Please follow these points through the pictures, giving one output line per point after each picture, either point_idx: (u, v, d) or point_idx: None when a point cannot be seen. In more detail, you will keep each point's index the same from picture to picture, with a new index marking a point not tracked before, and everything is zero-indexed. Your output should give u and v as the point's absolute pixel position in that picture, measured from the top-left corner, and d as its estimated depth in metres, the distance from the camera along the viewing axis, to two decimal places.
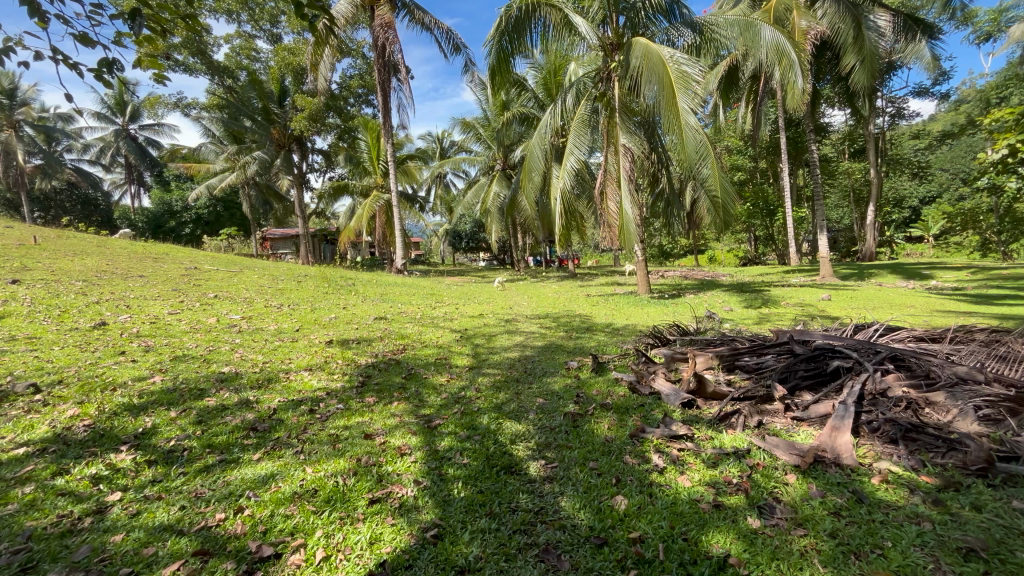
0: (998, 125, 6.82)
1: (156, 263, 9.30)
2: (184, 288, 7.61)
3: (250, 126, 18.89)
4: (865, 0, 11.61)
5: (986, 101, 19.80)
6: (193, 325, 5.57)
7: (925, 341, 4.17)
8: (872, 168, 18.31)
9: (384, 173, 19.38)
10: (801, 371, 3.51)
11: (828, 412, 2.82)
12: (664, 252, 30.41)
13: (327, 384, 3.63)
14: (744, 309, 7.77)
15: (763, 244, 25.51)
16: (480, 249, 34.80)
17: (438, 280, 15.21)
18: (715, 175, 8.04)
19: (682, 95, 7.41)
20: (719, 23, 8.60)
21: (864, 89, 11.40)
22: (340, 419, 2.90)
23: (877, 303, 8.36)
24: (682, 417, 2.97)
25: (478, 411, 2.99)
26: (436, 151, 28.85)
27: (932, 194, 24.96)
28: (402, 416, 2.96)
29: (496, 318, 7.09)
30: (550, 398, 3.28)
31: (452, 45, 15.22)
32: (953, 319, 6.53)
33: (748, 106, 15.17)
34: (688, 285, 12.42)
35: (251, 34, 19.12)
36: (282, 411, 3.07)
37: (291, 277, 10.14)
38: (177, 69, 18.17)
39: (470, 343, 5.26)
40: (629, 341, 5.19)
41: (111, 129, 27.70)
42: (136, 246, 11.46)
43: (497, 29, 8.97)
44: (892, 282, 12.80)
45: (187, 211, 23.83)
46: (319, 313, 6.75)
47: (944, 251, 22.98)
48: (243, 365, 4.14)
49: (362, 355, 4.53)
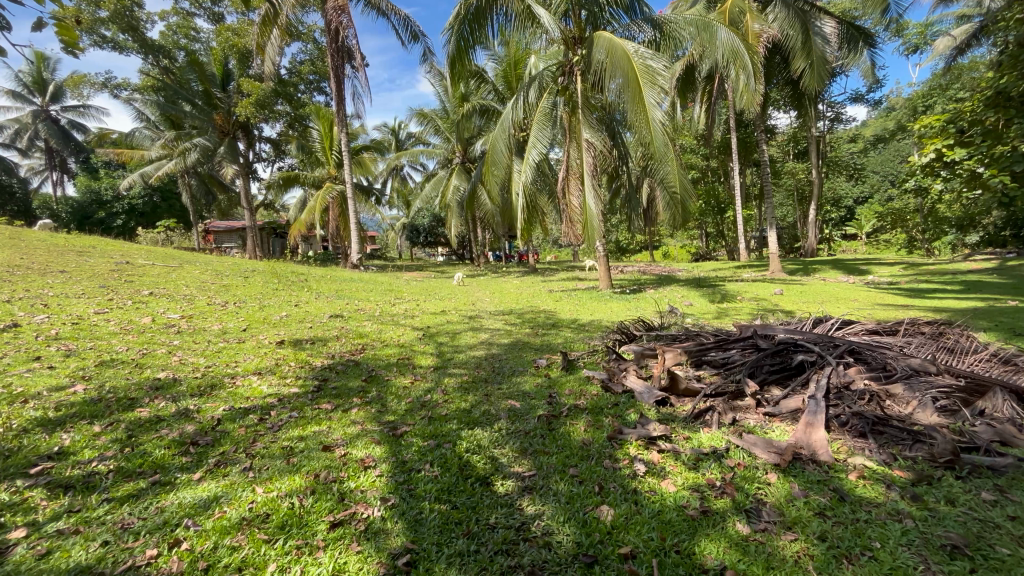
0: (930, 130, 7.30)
1: (82, 257, 8.47)
2: (114, 284, 6.94)
3: (190, 111, 17.63)
4: (813, 8, 12.12)
5: (913, 109, 21.33)
6: (125, 325, 5.05)
7: (878, 334, 4.34)
8: (814, 170, 19.34)
9: (338, 163, 18.59)
10: (767, 366, 3.55)
11: (798, 406, 2.84)
12: (622, 247, 31.08)
13: (279, 389, 3.33)
14: (704, 303, 7.94)
15: (715, 241, 26.49)
16: (439, 243, 34.24)
17: (396, 275, 14.77)
18: (675, 173, 8.14)
19: (645, 90, 7.43)
20: (679, 22, 8.70)
21: (812, 92, 11.90)
22: (293, 429, 2.64)
23: (824, 297, 8.77)
24: (657, 416, 2.90)
25: (448, 416, 2.82)
26: (393, 143, 28.06)
27: (865, 195, 27.45)
28: (365, 423, 2.73)
29: (458, 315, 6.89)
30: (521, 400, 3.14)
31: (409, 33, 14.74)
32: (894, 312, 6.91)
33: (702, 106, 15.56)
34: (647, 280, 12.65)
35: (190, 11, 17.79)
36: (229, 422, 2.77)
37: (238, 272, 9.50)
38: (104, 46, 16.72)
39: (434, 342, 5.04)
40: (596, 337, 5.14)
41: (29, 110, 25.26)
42: (57, 238, 10.38)
43: (458, 17, 8.69)
44: (835, 277, 13.51)
45: (118, 201, 21.97)
46: (268, 311, 6.30)
47: (876, 248, 24.66)
48: (182, 370, 3.74)
49: (318, 356, 4.22)
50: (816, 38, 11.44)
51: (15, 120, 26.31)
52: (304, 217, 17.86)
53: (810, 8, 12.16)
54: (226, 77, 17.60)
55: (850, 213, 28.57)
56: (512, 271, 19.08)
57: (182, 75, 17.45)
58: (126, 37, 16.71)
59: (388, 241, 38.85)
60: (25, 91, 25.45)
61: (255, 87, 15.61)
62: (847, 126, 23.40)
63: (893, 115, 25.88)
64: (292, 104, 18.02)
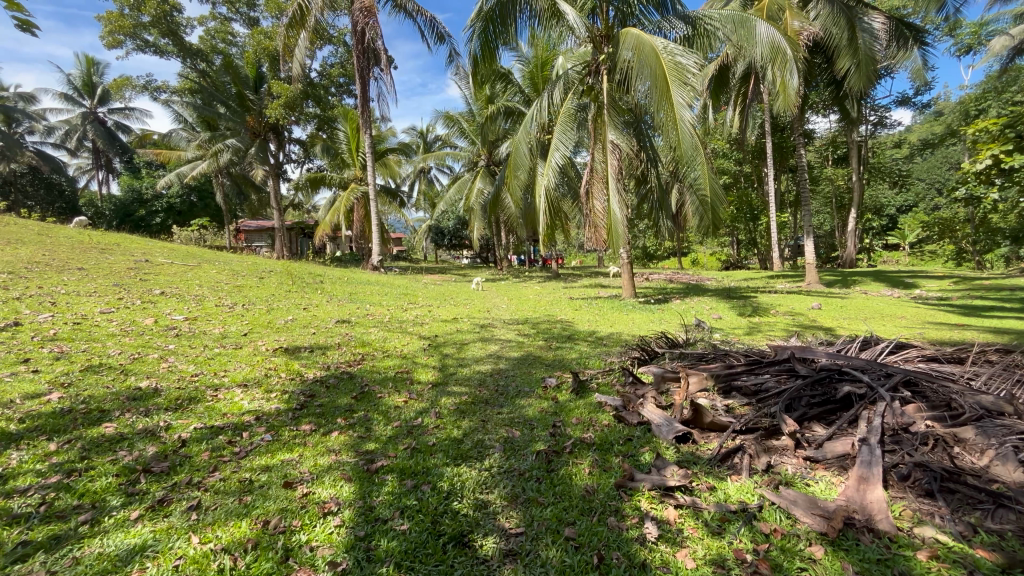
0: (991, 132, 6.65)
1: (103, 255, 8.53)
2: (127, 283, 6.89)
3: (224, 113, 18.03)
4: (859, 4, 11.39)
5: (965, 112, 20.03)
6: (126, 327, 4.91)
7: (937, 362, 3.80)
8: (855, 175, 18.30)
9: (363, 165, 18.68)
10: (807, 398, 3.11)
11: (847, 452, 2.40)
12: (648, 253, 30.36)
13: (260, 405, 3.06)
14: (734, 317, 7.42)
15: (746, 249, 25.48)
16: (462, 245, 34.17)
17: (415, 278, 14.56)
18: (705, 176, 7.67)
19: (675, 89, 6.97)
20: (714, 17, 8.19)
21: (858, 93, 11.16)
22: (260, 458, 2.35)
23: (868, 313, 8.10)
24: (676, 457, 2.49)
25: (435, 447, 2.49)
26: (419, 145, 28.19)
27: (909, 203, 25.95)
28: (341, 452, 2.42)
29: (470, 323, 6.56)
30: (521, 429, 2.77)
31: (435, 34, 14.65)
32: (947, 333, 6.26)
33: (736, 109, 14.90)
34: (674, 289, 12.05)
35: (227, 16, 18.26)
36: (194, 444, 2.50)
37: (255, 272, 9.44)
38: (146, 50, 17.30)
39: (437, 353, 4.72)
40: (613, 354, 4.75)
41: (78, 112, 26.46)
42: (84, 235, 10.56)
43: (479, 13, 8.39)
44: (878, 290, 12.62)
45: (158, 199, 22.46)
46: (274, 314, 6.13)
47: (920, 259, 23.28)
48: (166, 379, 3.52)
49: (312, 367, 3.96)
50: (863, 36, 10.70)
51: (66, 122, 27.52)
52: (329, 218, 18.00)
53: (856, 4, 11.44)
54: (258, 79, 17.90)
55: (892, 222, 27.04)
56: (534, 276, 18.80)
57: (216, 78, 17.85)
58: (167, 41, 17.26)
59: (412, 243, 39.05)
60: (75, 94, 26.71)
61: (283, 88, 15.80)
62: (891, 131, 22.17)
63: (942, 119, 24.44)
64: (321, 106, 18.14)
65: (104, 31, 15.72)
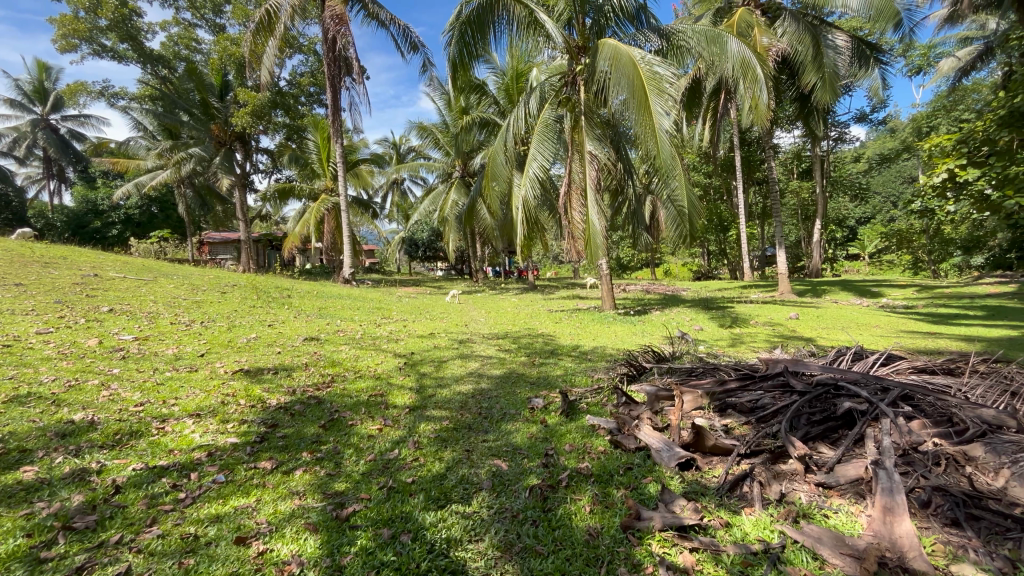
0: (948, 146, 6.91)
1: (48, 269, 7.87)
2: (72, 300, 6.33)
3: (187, 121, 17.29)
4: (822, 22, 11.78)
5: (917, 129, 21.04)
6: (65, 349, 4.41)
7: (929, 374, 3.74)
8: (819, 188, 18.87)
9: (334, 176, 18.26)
10: (807, 416, 2.95)
11: (861, 476, 2.24)
12: (622, 264, 30.70)
13: (213, 440, 2.71)
14: (715, 328, 7.35)
15: (716, 260, 26.04)
16: (437, 258, 33.79)
17: (389, 291, 14.13)
18: (683, 187, 7.62)
19: (653, 98, 6.90)
20: (688, 32, 8.28)
21: (824, 107, 11.42)
22: (209, 507, 2.01)
23: (844, 323, 8.17)
24: (680, 489, 2.26)
25: (415, 486, 2.20)
26: (392, 156, 27.83)
27: (867, 215, 27.10)
28: (306, 496, 2.10)
29: (448, 338, 6.28)
30: (511, 460, 2.51)
31: (408, 44, 14.47)
32: (923, 342, 6.32)
33: (708, 122, 15.18)
34: (653, 300, 12.00)
35: (191, 23, 17.68)
36: (130, 490, 2.13)
37: (216, 287, 8.90)
38: (103, 55, 16.52)
39: (415, 372, 4.41)
40: (600, 370, 4.54)
41: (28, 119, 25.05)
42: (27, 248, 9.77)
43: (457, 18, 8.20)
44: (847, 299, 12.90)
45: (115, 210, 21.37)
46: (235, 332, 5.70)
47: (879, 268, 24.26)
48: (104, 411, 3.08)
49: (275, 392, 3.58)
50: (827, 53, 11.04)
51: (14, 129, 25.96)
52: (298, 230, 17.49)
53: (819, 23, 11.85)
54: (224, 87, 17.19)
55: (853, 233, 28.10)
56: (511, 288, 18.54)
57: (179, 84, 17.15)
58: (126, 46, 16.54)
59: (385, 254, 38.42)
60: (25, 100, 25.28)
61: (250, 96, 15.30)
62: (850, 146, 23.10)
63: (896, 136, 25.68)
64: (290, 115, 17.60)
65: (57, 35, 14.93)
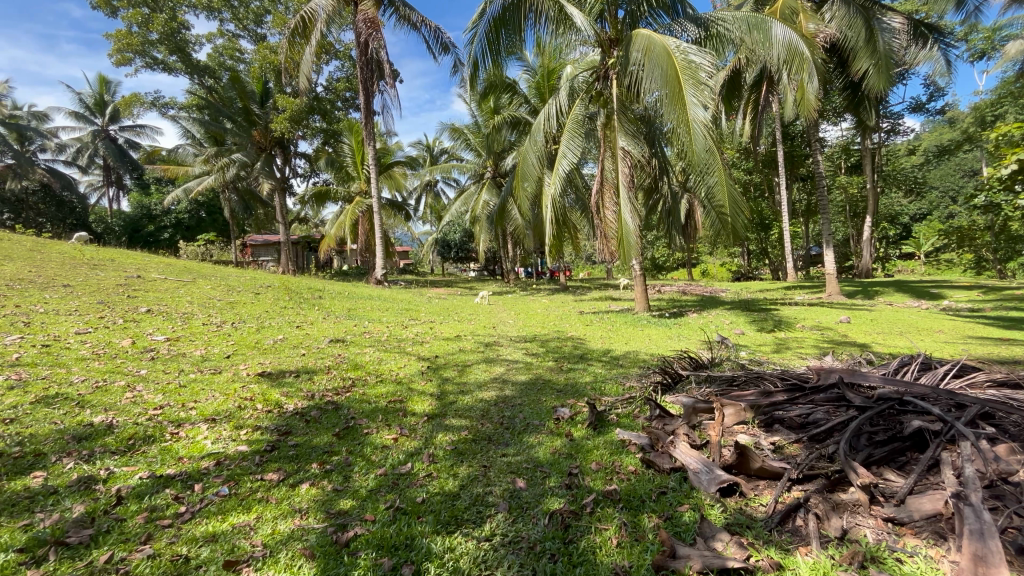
0: (1017, 135, 6.28)
1: (95, 271, 8.18)
2: (114, 300, 6.53)
3: (231, 128, 17.95)
4: (876, 5, 10.98)
5: (981, 118, 19.55)
6: (99, 350, 4.48)
7: (1010, 388, 3.27)
8: (870, 182, 17.72)
9: (368, 178, 18.49)
10: (868, 435, 2.61)
11: (938, 512, 1.91)
12: (657, 264, 30.00)
13: (224, 447, 2.62)
14: (757, 332, 6.90)
15: (756, 259, 24.99)
16: (469, 258, 33.98)
17: (419, 292, 14.12)
18: (723, 183, 7.17)
19: (688, 89, 6.57)
20: (728, 19, 7.81)
21: (878, 94, 10.61)
22: (206, 523, 1.89)
23: (902, 327, 7.51)
24: (722, 520, 1.99)
25: (425, 507, 2.02)
26: (425, 159, 28.12)
27: (923, 212, 25.44)
28: (308, 515, 1.96)
29: (474, 341, 6.13)
30: (531, 479, 2.30)
31: (440, 45, 14.48)
32: (993, 349, 5.73)
33: (749, 116, 14.48)
34: (689, 301, 11.45)
35: (234, 34, 18.34)
36: (132, 502, 2.05)
37: (251, 288, 9.07)
38: (154, 68, 17.35)
39: (436, 378, 4.26)
40: (631, 377, 4.27)
41: (89, 130, 26.69)
42: (79, 251, 10.23)
43: (482, 16, 8.01)
44: (903, 301, 12.00)
45: (166, 215, 22.41)
46: (264, 333, 5.71)
47: (935, 268, 22.77)
48: (123, 414, 3.06)
49: (293, 397, 3.50)
50: (881, 36, 10.27)
51: (76, 140, 27.65)
52: (334, 232, 17.78)
53: (872, 5, 11.04)
54: (264, 94, 17.65)
55: (906, 231, 26.45)
56: (543, 288, 18.42)
57: (223, 93, 17.83)
58: (175, 58, 17.30)
59: (419, 256, 38.91)
60: (87, 112, 26.92)
61: (288, 102, 15.70)
62: (904, 138, 21.70)
63: (956, 127, 24.00)
64: (327, 119, 18.03)
65: (112, 49, 15.74)
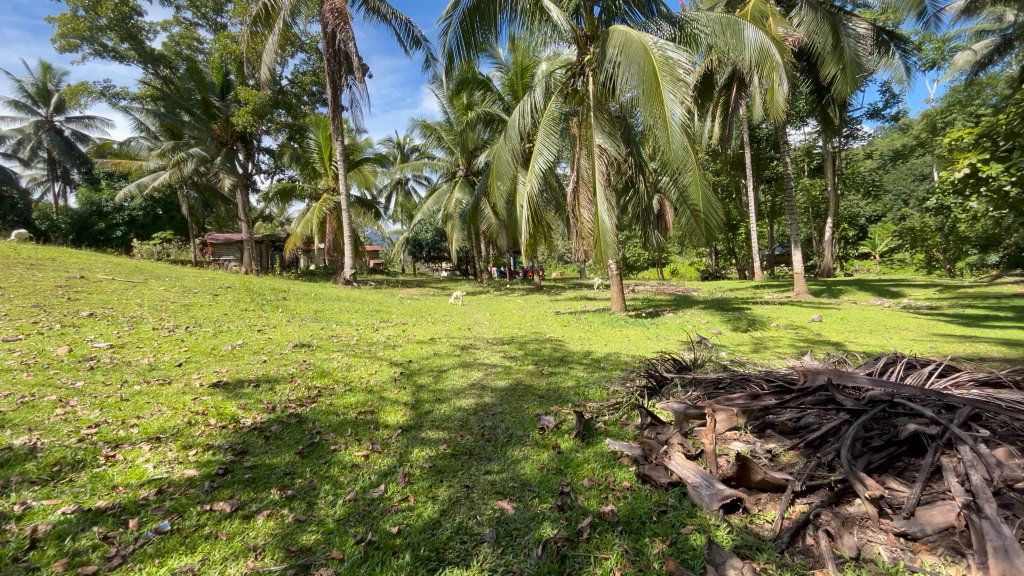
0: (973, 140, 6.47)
1: (32, 271, 7.49)
2: (51, 304, 5.95)
3: (189, 120, 17.03)
4: (841, 11, 11.26)
5: (932, 124, 20.48)
6: (30, 359, 4.02)
7: (992, 387, 3.25)
8: (832, 185, 18.30)
9: (336, 175, 17.90)
10: (865, 441, 2.50)
11: (952, 525, 1.81)
12: (628, 264, 30.29)
13: (169, 472, 2.30)
14: (734, 332, 6.90)
15: (724, 259, 25.52)
16: (441, 258, 33.51)
17: (390, 292, 13.71)
18: (699, 181, 7.14)
19: (666, 86, 6.47)
20: (702, 19, 7.79)
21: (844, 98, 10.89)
22: (140, 570, 1.60)
23: (870, 325, 7.67)
24: (730, 543, 1.84)
25: (401, 540, 1.78)
26: (395, 156, 27.52)
27: (878, 213, 26.54)
28: (264, 555, 1.69)
29: (449, 344, 5.87)
30: (518, 500, 2.09)
31: (411, 39, 14.09)
32: (958, 346, 5.88)
33: (719, 118, 14.70)
34: (663, 300, 11.47)
35: (192, 21, 17.41)
36: (50, 545, 1.72)
37: (208, 289, 8.53)
38: (103, 55, 16.27)
39: (411, 385, 3.99)
40: (615, 380, 4.12)
41: (31, 120, 24.93)
42: (15, 250, 9.39)
43: (456, 7, 7.70)
44: (866, 300, 12.31)
45: (118, 212, 21.15)
46: (221, 338, 5.30)
47: (890, 268, 23.74)
48: (50, 435, 2.66)
49: (252, 410, 3.17)
50: (848, 42, 10.51)
51: (18, 131, 25.79)
52: (299, 230, 17.08)
53: (838, 12, 11.30)
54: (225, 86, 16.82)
55: (863, 232, 27.55)
56: (517, 288, 18.33)
57: (180, 84, 16.89)
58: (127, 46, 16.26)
59: (390, 255, 38.12)
60: (29, 102, 25.16)
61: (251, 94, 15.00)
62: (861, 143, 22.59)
63: (908, 132, 25.15)
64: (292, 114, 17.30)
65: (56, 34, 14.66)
